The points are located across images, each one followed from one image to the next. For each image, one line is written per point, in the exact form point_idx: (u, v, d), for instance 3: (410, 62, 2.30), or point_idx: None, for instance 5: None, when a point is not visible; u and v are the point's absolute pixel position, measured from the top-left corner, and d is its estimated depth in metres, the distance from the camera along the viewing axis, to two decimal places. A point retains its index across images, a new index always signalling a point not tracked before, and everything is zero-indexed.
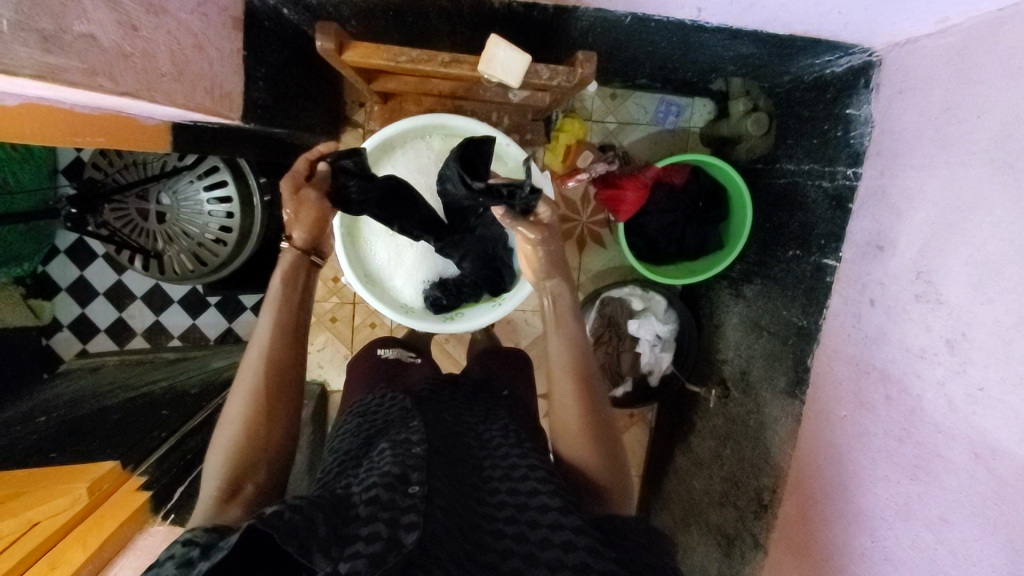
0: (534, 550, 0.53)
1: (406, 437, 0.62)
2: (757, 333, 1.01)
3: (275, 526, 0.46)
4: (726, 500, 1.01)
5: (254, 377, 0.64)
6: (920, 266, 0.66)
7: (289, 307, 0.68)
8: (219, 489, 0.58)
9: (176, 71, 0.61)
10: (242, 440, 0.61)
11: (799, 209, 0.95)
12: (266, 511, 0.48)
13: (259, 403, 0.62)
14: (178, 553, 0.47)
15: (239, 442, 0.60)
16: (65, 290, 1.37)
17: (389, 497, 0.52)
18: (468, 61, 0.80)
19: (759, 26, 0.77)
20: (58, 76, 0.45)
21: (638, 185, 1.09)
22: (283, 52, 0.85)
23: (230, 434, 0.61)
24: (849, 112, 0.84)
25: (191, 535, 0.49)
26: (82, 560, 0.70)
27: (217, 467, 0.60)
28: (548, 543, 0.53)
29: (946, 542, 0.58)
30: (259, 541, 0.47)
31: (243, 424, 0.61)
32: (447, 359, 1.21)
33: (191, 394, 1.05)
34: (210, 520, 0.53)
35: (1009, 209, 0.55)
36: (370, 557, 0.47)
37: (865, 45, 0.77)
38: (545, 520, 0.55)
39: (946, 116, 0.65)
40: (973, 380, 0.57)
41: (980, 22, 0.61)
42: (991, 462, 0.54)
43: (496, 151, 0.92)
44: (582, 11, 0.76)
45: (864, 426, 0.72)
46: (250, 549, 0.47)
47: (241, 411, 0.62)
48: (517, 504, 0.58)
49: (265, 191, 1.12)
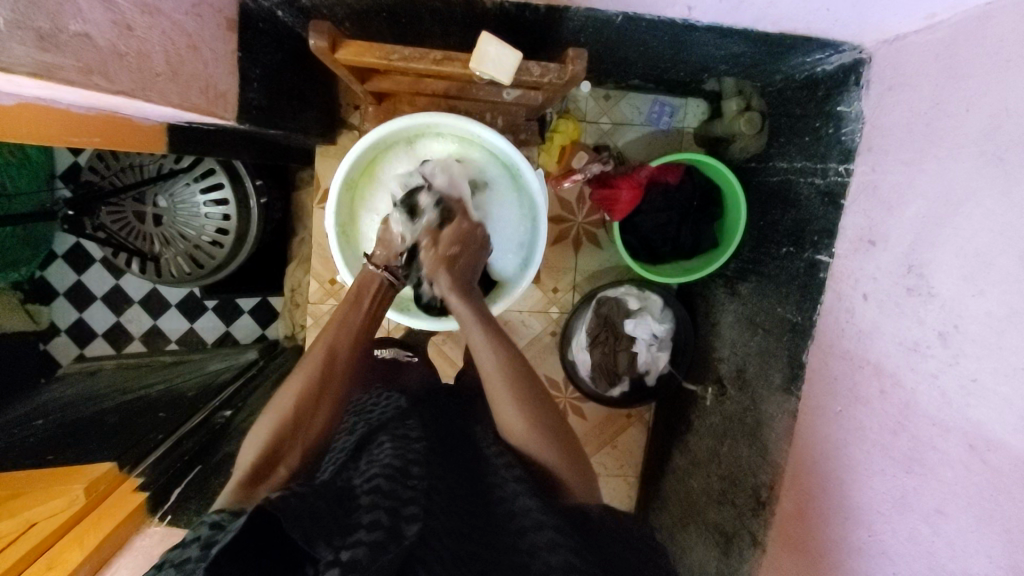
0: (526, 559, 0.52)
1: (405, 432, 0.64)
2: (752, 330, 1.02)
3: (286, 509, 0.47)
4: (725, 498, 1.00)
5: (310, 368, 0.70)
6: (911, 261, 0.67)
7: (347, 328, 0.76)
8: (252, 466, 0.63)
9: (172, 71, 0.62)
10: (288, 425, 0.66)
11: (792, 206, 0.95)
12: (272, 497, 0.49)
13: (310, 398, 0.68)
14: (205, 535, 0.49)
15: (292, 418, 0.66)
16: (63, 295, 1.37)
17: (390, 487, 0.53)
18: (460, 59, 0.81)
19: (750, 25, 0.78)
20: (54, 75, 0.46)
21: (632, 185, 1.10)
22: (277, 54, 0.86)
23: (278, 411, 0.67)
24: (839, 109, 0.84)
25: (218, 520, 0.51)
26: (81, 557, 0.71)
27: (259, 436, 0.65)
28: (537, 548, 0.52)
29: (942, 534, 0.58)
30: (267, 527, 0.47)
31: (294, 400, 0.67)
32: (443, 360, 1.20)
33: (189, 397, 1.05)
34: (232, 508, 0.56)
35: (996, 202, 0.56)
36: (370, 544, 0.46)
37: (855, 43, 0.79)
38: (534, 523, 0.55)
39: (934, 112, 0.66)
40: (965, 372, 0.57)
41: (967, 18, 0.62)
42: (986, 453, 0.54)
43: (487, 148, 0.92)
44: (574, 11, 0.78)
45: (859, 420, 0.72)
46: (256, 534, 0.47)
47: (293, 398, 0.68)
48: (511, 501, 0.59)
49: (261, 194, 1.13)
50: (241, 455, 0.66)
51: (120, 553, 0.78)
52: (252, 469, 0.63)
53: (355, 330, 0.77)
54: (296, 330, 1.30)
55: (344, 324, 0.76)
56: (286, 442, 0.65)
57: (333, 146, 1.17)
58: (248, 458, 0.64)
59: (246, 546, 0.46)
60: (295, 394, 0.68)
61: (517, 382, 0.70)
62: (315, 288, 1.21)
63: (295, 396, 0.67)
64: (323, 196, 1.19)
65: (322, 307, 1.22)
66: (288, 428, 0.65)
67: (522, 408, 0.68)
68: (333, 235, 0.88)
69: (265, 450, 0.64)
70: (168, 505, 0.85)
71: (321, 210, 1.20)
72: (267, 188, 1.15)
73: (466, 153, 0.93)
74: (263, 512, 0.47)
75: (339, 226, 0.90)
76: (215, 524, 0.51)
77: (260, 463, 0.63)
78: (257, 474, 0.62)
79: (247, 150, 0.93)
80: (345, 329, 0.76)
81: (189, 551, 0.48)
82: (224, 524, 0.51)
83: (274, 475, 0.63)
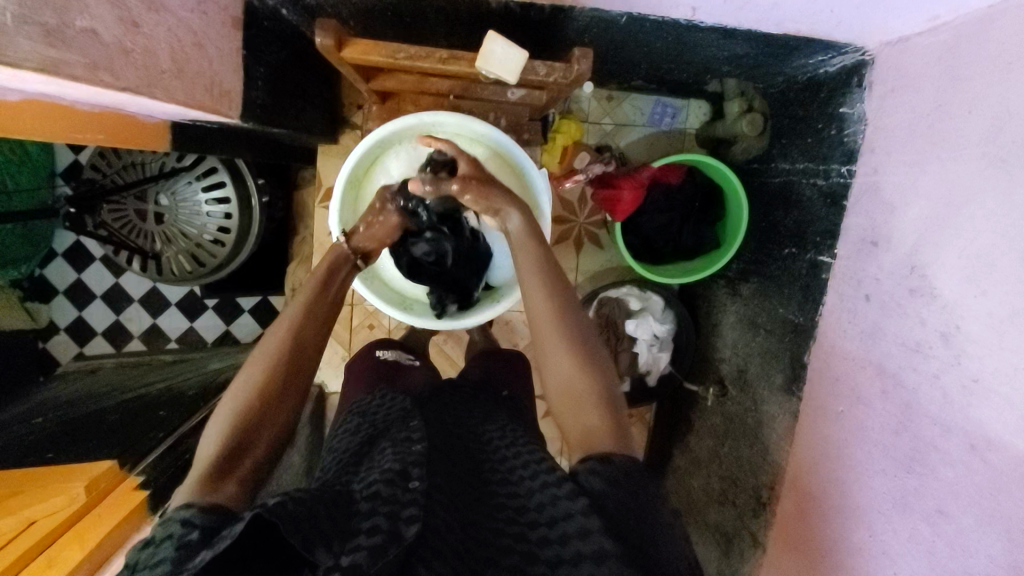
0: (534, 548, 0.52)
1: (407, 436, 0.63)
2: (754, 331, 1.02)
3: (281, 514, 0.46)
4: (725, 498, 1.01)
5: (270, 357, 0.66)
6: (914, 262, 0.67)
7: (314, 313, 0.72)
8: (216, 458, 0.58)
9: (177, 68, 0.62)
10: (251, 414, 0.62)
11: (794, 208, 0.96)
12: (269, 501, 0.47)
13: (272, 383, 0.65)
14: (177, 533, 0.48)
15: (253, 405, 0.62)
16: (63, 293, 1.37)
17: (390, 492, 0.51)
18: (465, 58, 0.80)
19: (754, 26, 0.78)
20: (61, 71, 0.46)
21: (635, 185, 1.10)
22: (282, 52, 0.86)
23: (240, 399, 0.63)
24: (842, 110, 0.85)
25: (189, 514, 0.50)
26: (81, 557, 0.70)
27: (218, 429, 0.61)
28: (547, 541, 0.52)
29: (942, 534, 0.58)
30: (263, 532, 0.47)
31: (255, 388, 0.64)
32: (443, 359, 1.20)
33: (189, 395, 1.05)
34: (201, 501, 0.52)
35: (1000, 203, 0.56)
36: (370, 548, 0.46)
37: (858, 45, 0.79)
38: (549, 498, 0.55)
39: (936, 114, 0.66)
40: (967, 372, 0.58)
41: (970, 20, 0.62)
42: (986, 453, 0.54)
43: (492, 148, 0.93)
44: (578, 10, 0.78)
45: (861, 420, 0.72)
46: (253, 542, 0.46)
47: (253, 386, 0.64)
48: (517, 506, 0.57)
49: (263, 193, 1.13)
50: (198, 453, 0.60)
51: (121, 553, 0.75)
52: (216, 461, 0.58)
53: (322, 314, 0.73)
54: None
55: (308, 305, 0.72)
56: (250, 433, 0.61)
57: (335, 144, 1.17)
58: (208, 453, 0.59)
59: (244, 552, 0.46)
60: (255, 380, 0.64)
61: (567, 324, 0.67)
62: None
63: (256, 383, 0.64)
64: (324, 195, 1.18)
65: None
66: (252, 418, 0.62)
67: (567, 345, 0.66)
68: (337, 232, 0.88)
69: (228, 442, 0.59)
70: (169, 504, 0.84)
71: (323, 209, 1.19)
72: (268, 186, 1.15)
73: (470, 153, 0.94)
74: (258, 518, 0.46)
75: (342, 224, 0.90)
76: (186, 520, 0.49)
77: (225, 455, 0.58)
78: (226, 465, 0.58)
79: (250, 148, 0.93)
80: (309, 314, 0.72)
81: (163, 552, 0.47)
82: (196, 519, 0.50)
83: (243, 465, 0.59)
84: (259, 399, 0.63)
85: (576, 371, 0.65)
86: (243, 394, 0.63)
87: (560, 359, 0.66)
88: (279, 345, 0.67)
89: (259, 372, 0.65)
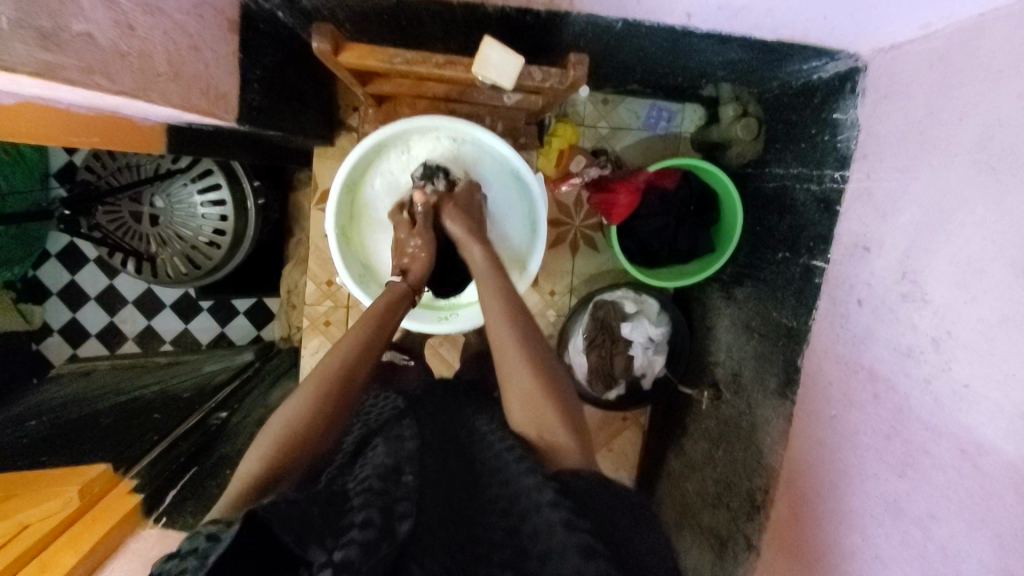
0: (525, 543, 0.51)
1: (399, 432, 0.64)
2: (748, 335, 1.02)
3: (275, 514, 0.47)
4: (719, 502, 1.01)
5: (323, 382, 0.68)
6: (905, 266, 0.68)
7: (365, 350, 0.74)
8: (255, 477, 0.58)
9: (173, 72, 0.62)
10: (294, 442, 0.62)
11: (788, 212, 0.96)
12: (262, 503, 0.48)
13: (318, 414, 0.65)
14: (200, 546, 0.46)
15: (315, 419, 0.65)
16: (56, 295, 1.36)
17: (382, 486, 0.52)
18: (462, 63, 0.81)
19: (748, 33, 0.79)
20: (56, 74, 0.46)
21: (631, 189, 1.12)
22: (278, 55, 0.86)
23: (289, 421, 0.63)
24: (835, 116, 0.85)
25: (213, 530, 0.48)
26: (74, 562, 0.71)
27: (262, 448, 0.61)
28: (538, 532, 0.50)
29: (935, 537, 0.58)
30: (260, 533, 0.46)
31: (306, 414, 0.64)
32: (439, 361, 1.21)
33: (183, 399, 1.04)
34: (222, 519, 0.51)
35: (991, 210, 0.56)
36: (362, 543, 0.45)
37: (850, 51, 0.79)
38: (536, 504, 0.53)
39: (927, 121, 0.67)
40: (958, 377, 0.58)
41: (962, 28, 0.63)
42: (977, 458, 0.55)
43: (488, 152, 0.93)
44: (574, 15, 0.78)
45: (853, 424, 0.73)
46: (252, 536, 0.46)
47: (301, 411, 0.64)
48: (509, 496, 0.56)
49: (259, 195, 1.13)
50: (239, 469, 0.60)
51: (114, 557, 0.77)
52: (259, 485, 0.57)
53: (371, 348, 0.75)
54: (292, 331, 1.32)
55: (360, 344, 0.74)
56: (287, 460, 0.61)
57: (331, 147, 1.17)
58: (254, 469, 0.59)
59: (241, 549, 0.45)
60: (303, 407, 0.65)
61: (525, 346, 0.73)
62: (311, 289, 1.21)
63: (304, 411, 0.65)
64: (321, 197, 1.19)
65: (318, 308, 1.22)
66: (298, 441, 0.62)
67: (535, 382, 0.70)
68: (333, 234, 0.88)
69: (270, 461, 0.60)
70: (164, 507, 0.84)
71: (319, 211, 1.19)
72: (264, 188, 1.15)
73: (465, 156, 0.94)
74: (253, 520, 0.46)
75: (339, 229, 0.90)
76: (210, 535, 0.47)
77: (265, 474, 0.58)
78: (261, 488, 0.57)
79: (246, 151, 0.93)
80: (361, 346, 0.74)
81: (184, 563, 0.45)
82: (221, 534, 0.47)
83: (274, 492, 0.57)
84: (306, 428, 0.63)
85: (545, 408, 0.68)
86: (292, 416, 0.64)
87: (525, 398, 0.69)
88: (331, 375, 0.69)
89: (310, 396, 0.66)
